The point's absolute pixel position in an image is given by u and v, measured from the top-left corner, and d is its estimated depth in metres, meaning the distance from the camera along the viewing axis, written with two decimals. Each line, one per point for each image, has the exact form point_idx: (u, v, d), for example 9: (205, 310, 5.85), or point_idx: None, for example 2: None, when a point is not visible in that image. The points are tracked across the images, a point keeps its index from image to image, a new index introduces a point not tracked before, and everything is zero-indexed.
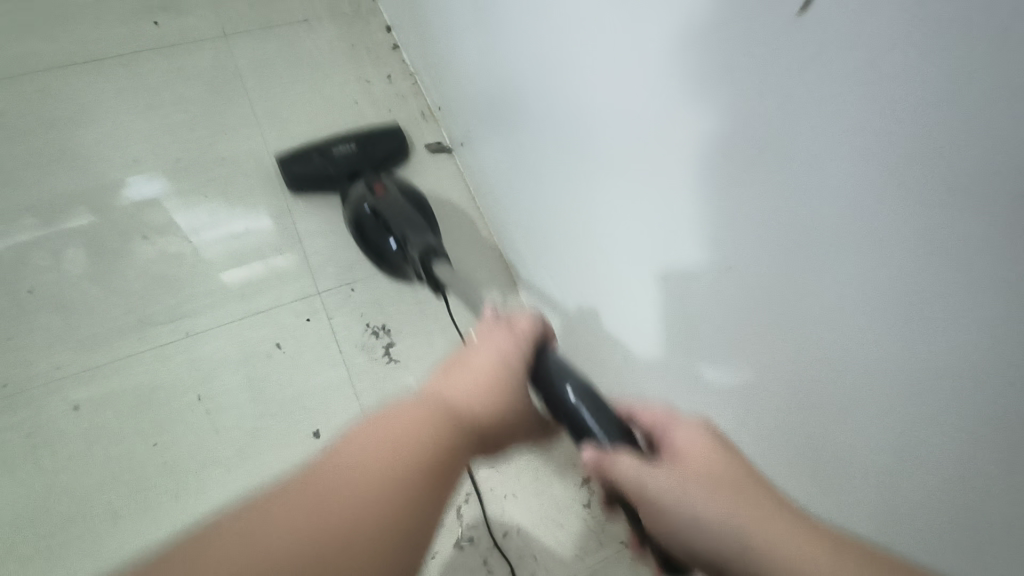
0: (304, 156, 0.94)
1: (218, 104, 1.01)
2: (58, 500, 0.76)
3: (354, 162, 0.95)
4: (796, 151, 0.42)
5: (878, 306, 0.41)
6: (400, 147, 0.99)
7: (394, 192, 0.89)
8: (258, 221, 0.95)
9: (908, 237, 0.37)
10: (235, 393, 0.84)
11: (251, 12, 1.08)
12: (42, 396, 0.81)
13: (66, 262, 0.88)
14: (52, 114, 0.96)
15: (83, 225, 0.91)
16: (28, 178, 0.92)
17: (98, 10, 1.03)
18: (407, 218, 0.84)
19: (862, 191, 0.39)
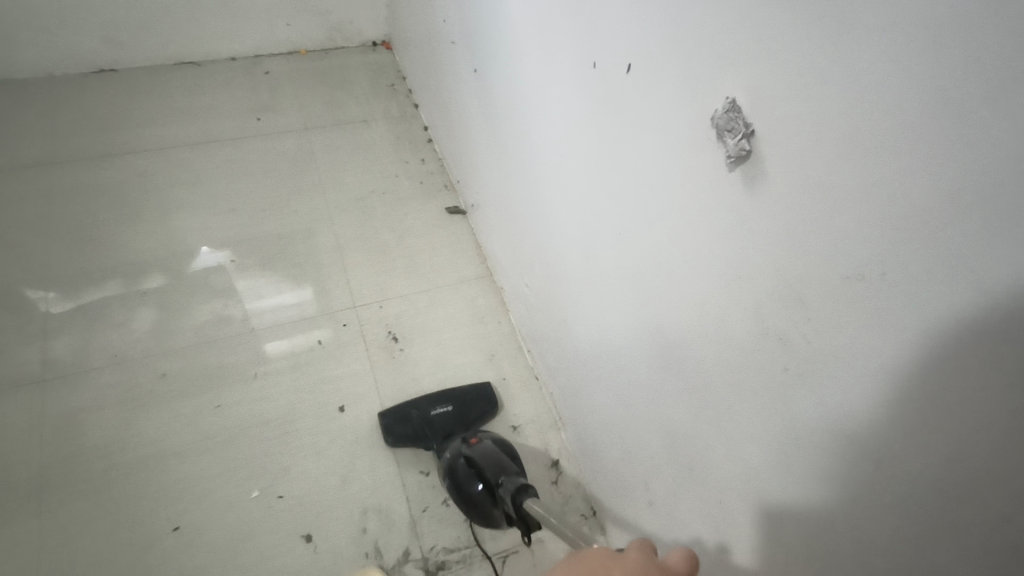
0: (405, 415, 1.01)
1: (295, 172, 1.34)
2: (141, 443, 0.98)
3: (450, 424, 1.00)
4: (637, 154, 0.63)
5: (688, 248, 0.59)
6: (490, 412, 1.04)
7: (488, 444, 0.90)
8: (300, 296, 1.17)
9: (685, 195, 0.57)
10: (280, 374, 1.08)
11: (325, 113, 1.45)
12: (138, 367, 1.06)
13: (138, 319, 1.11)
14: (148, 180, 1.29)
15: (153, 287, 1.15)
16: (123, 218, 1.23)
17: (213, 109, 1.42)
18: (500, 464, 0.83)
19: (669, 173, 0.58)
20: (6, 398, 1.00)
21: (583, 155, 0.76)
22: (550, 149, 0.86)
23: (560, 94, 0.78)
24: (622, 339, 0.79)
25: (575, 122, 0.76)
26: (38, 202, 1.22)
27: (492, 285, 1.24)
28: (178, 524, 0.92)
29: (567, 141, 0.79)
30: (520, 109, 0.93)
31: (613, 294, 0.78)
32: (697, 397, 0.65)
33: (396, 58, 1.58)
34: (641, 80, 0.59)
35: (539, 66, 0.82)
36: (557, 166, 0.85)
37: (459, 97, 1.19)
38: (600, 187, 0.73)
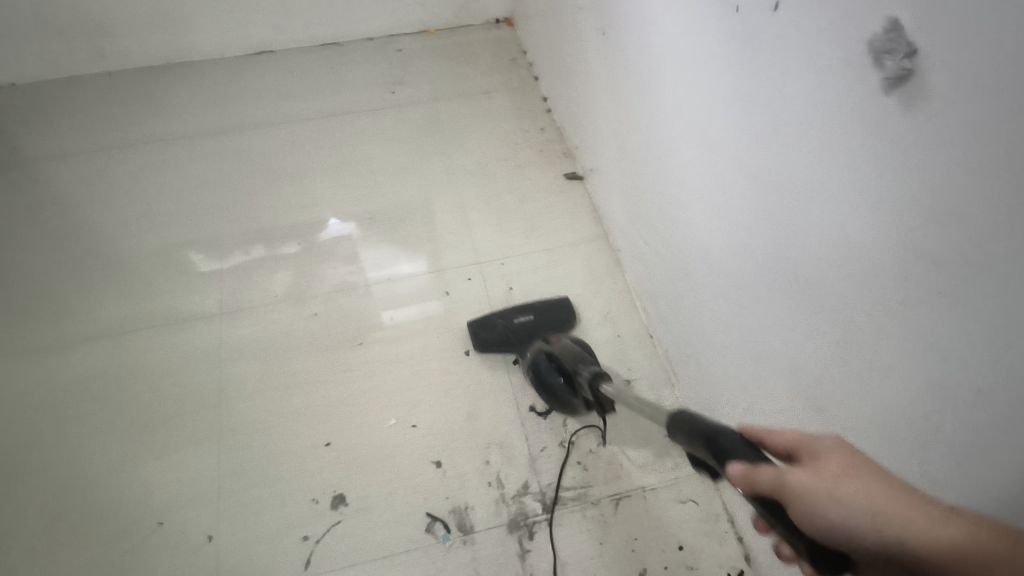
0: (491, 323, 1.12)
1: (423, 140, 1.45)
2: (292, 369, 1.11)
3: (531, 331, 1.11)
4: (784, 98, 0.65)
5: (836, 186, 0.60)
6: (568, 321, 1.14)
7: (567, 341, 1.01)
8: (417, 266, 1.26)
9: (835, 130, 0.58)
10: (413, 320, 1.18)
11: (452, 85, 1.54)
12: (291, 306, 1.20)
13: (276, 279, 1.23)
14: (298, 148, 1.44)
15: (290, 253, 1.27)
16: (278, 179, 1.39)
17: (351, 84, 1.55)
18: (578, 357, 0.95)
19: (819, 110, 0.60)
20: (188, 323, 1.16)
21: (721, 99, 0.78)
22: (681, 98, 0.88)
23: (696, 43, 0.80)
24: (753, 282, 0.80)
25: (712, 67, 0.78)
26: (211, 163, 1.40)
27: (608, 245, 1.28)
28: (329, 441, 1.04)
29: (702, 89, 0.82)
30: (648, 66, 0.96)
31: (747, 236, 0.79)
32: (835, 330, 0.66)
33: (517, 33, 1.65)
34: (794, 19, 0.61)
35: (672, 17, 0.85)
36: (687, 113, 0.87)
37: (583, 63, 1.23)
38: (739, 134, 0.76)
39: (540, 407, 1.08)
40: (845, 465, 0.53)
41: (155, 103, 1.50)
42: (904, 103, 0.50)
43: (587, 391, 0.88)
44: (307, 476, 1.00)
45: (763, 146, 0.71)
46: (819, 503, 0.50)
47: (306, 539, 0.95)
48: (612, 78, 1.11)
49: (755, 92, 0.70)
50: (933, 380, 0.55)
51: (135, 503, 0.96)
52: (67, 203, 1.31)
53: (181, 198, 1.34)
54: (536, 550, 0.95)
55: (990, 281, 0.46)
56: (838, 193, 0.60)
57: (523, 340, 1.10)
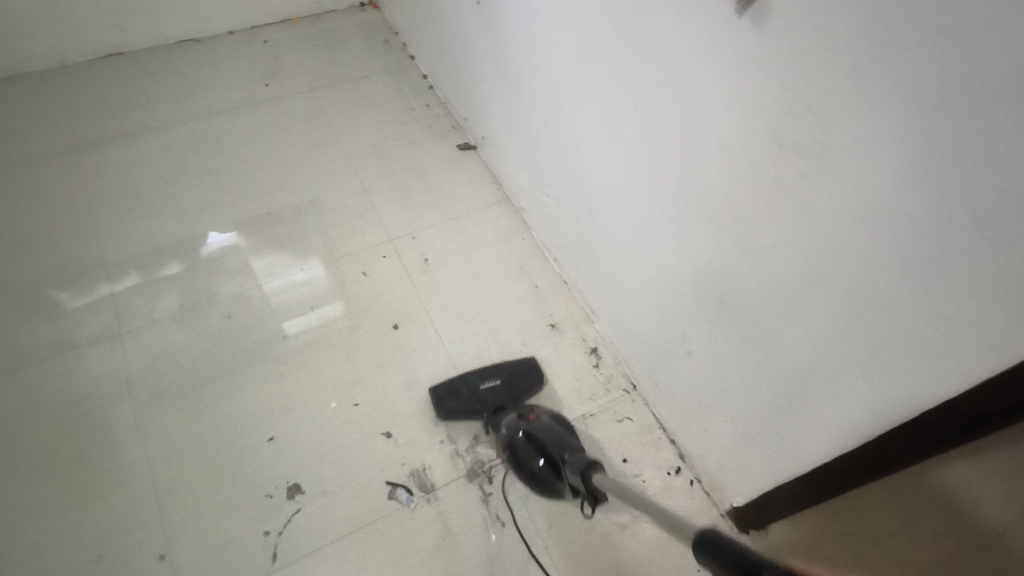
0: (456, 389, 1.05)
1: (310, 130, 1.42)
2: (221, 374, 1.09)
3: (499, 397, 1.04)
4: (653, 35, 0.75)
5: (706, 103, 0.71)
6: (537, 386, 1.08)
7: (546, 419, 0.93)
8: (310, 274, 1.22)
9: (699, 55, 0.69)
10: (335, 306, 1.18)
11: (328, 72, 1.52)
12: (203, 313, 1.16)
13: (161, 306, 1.16)
14: (174, 152, 1.36)
15: (172, 272, 1.20)
16: (159, 187, 1.31)
17: (219, 80, 1.49)
18: (559, 438, 0.87)
19: (684, 40, 0.71)
20: (90, 350, 1.09)
21: (597, 45, 0.87)
22: (561, 49, 0.97)
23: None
24: (649, 206, 0.90)
25: (587, 18, 0.87)
26: (76, 180, 1.29)
27: (511, 206, 1.34)
28: (273, 436, 1.03)
29: (580, 41, 0.90)
30: (526, 27, 1.03)
31: (638, 164, 0.89)
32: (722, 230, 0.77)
33: (385, 16, 1.66)
34: None
35: None
36: (567, 64, 0.96)
37: (459, 35, 1.28)
38: (618, 76, 0.85)
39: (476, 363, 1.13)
40: None
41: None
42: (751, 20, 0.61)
43: (576, 482, 0.77)
44: (257, 473, 0.99)
45: (641, 81, 0.81)
46: None
47: (268, 534, 0.94)
48: (491, 45, 1.17)
49: (627, 35, 0.80)
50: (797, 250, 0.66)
51: (67, 541, 0.92)
52: None
53: (48, 223, 1.23)
54: (497, 492, 1.01)
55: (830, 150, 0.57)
56: (708, 110, 0.71)
57: (492, 408, 1.03)
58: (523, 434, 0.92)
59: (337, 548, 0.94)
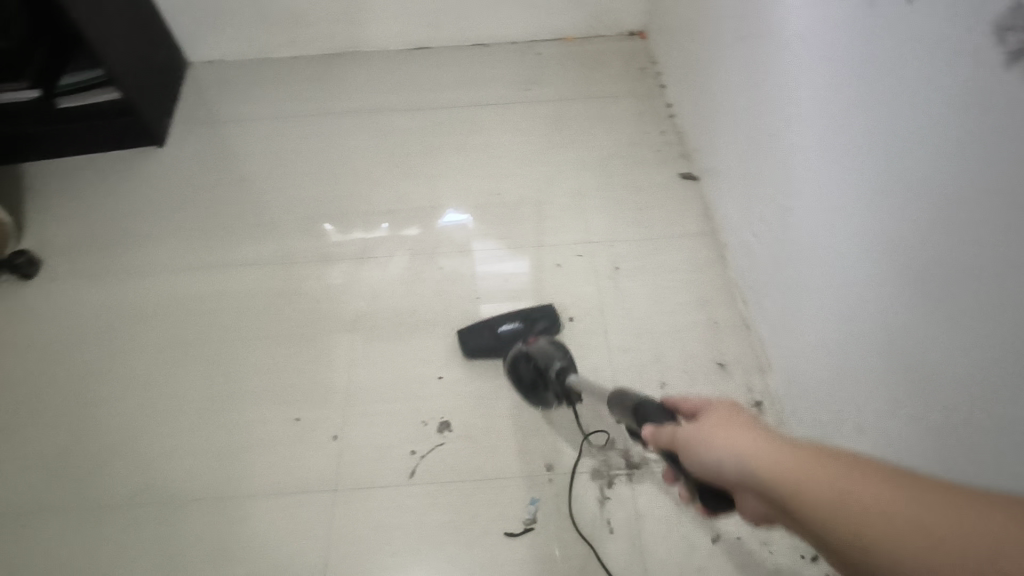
0: (478, 330, 1.17)
1: (551, 132, 1.58)
2: (419, 314, 1.28)
3: (518, 336, 1.16)
4: (905, 90, 0.72)
5: (949, 166, 0.66)
6: (555, 326, 1.19)
7: (544, 341, 1.08)
8: (519, 265, 1.34)
9: (954, 115, 0.65)
10: (525, 286, 1.31)
11: (583, 88, 1.67)
12: (422, 261, 1.37)
13: (394, 265, 1.37)
14: (441, 130, 1.62)
15: (411, 235, 1.42)
16: (421, 154, 1.57)
17: (492, 79, 1.72)
18: (550, 354, 1.04)
19: (937, 99, 0.67)
20: (336, 264, 1.37)
21: (845, 83, 0.85)
22: (806, 85, 0.95)
23: (825, 43, 0.88)
24: (862, 257, 0.84)
25: (840, 55, 0.85)
26: (368, 136, 1.62)
27: (715, 241, 1.34)
28: (442, 375, 1.19)
29: (826, 85, 0.89)
30: (776, 67, 1.03)
31: (858, 210, 0.84)
32: (945, 295, 0.69)
33: (649, 46, 1.76)
34: (918, 20, 0.69)
35: (806, 20, 0.93)
36: (809, 100, 0.95)
37: (712, 70, 1.32)
38: (856, 124, 0.83)
39: (634, 377, 1.16)
40: (725, 420, 0.61)
41: (328, 84, 1.75)
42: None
43: (558, 384, 1.01)
44: (420, 401, 1.15)
45: (882, 136, 0.77)
46: (697, 448, 0.60)
47: (412, 453, 1.09)
48: (739, 82, 1.19)
49: (877, 85, 0.77)
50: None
51: (278, 400, 1.18)
52: (251, 160, 1.59)
53: (340, 164, 1.57)
54: (614, 499, 1.03)
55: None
56: (949, 173, 0.66)
57: (510, 346, 1.15)
58: (523, 354, 1.08)
59: (462, 487, 1.05)
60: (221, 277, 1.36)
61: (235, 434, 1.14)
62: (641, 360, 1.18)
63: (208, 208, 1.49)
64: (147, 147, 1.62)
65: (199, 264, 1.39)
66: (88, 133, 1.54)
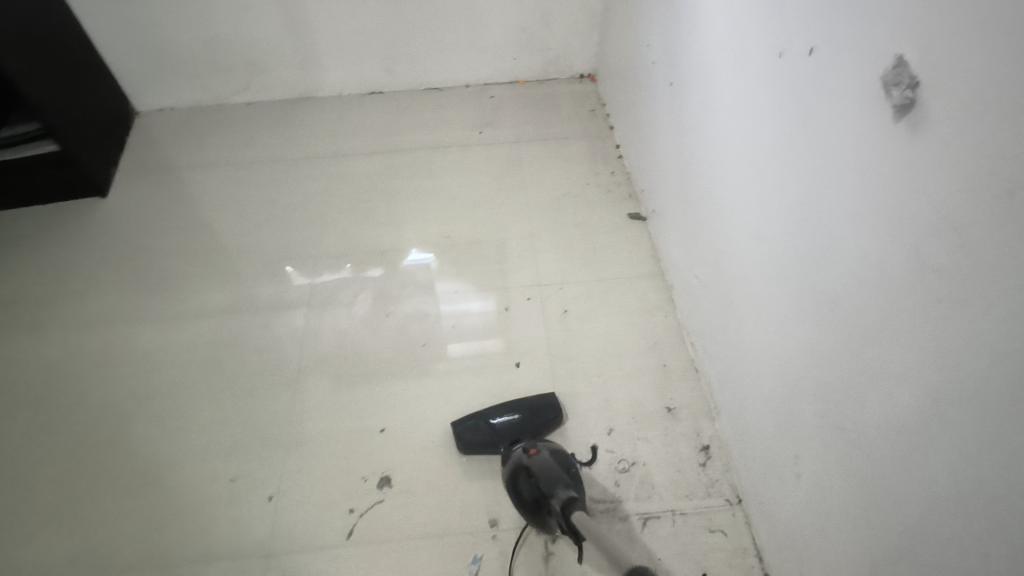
0: (475, 425, 1.09)
1: (502, 176, 1.58)
2: (363, 363, 1.25)
3: (517, 431, 1.08)
4: (815, 138, 0.74)
5: (855, 213, 0.68)
6: (557, 418, 1.11)
7: (547, 455, 0.97)
8: (485, 304, 1.32)
9: (857, 165, 0.66)
10: (473, 332, 1.28)
11: (533, 130, 1.69)
12: (369, 309, 1.34)
13: (360, 303, 1.35)
14: (392, 174, 1.62)
15: (376, 276, 1.40)
16: (372, 199, 1.56)
17: (444, 122, 1.73)
18: (554, 476, 0.91)
19: (843, 148, 0.69)
20: (285, 313, 1.34)
21: (764, 132, 0.87)
22: (732, 132, 0.97)
23: (746, 92, 0.91)
24: (789, 300, 0.85)
25: (760, 105, 0.88)
26: (319, 182, 1.61)
27: (663, 282, 1.33)
28: (384, 428, 1.15)
29: (749, 131, 0.91)
30: (707, 112, 1.05)
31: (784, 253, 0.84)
32: (860, 338, 0.69)
33: (599, 89, 1.79)
34: (823, 73, 0.71)
35: (729, 68, 0.95)
36: (735, 147, 0.97)
37: (652, 115, 1.34)
38: (775, 169, 0.84)
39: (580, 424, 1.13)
40: None
41: (279, 130, 1.75)
42: (916, 134, 0.57)
43: (560, 517, 0.86)
44: (361, 456, 1.11)
45: (798, 183, 0.79)
46: None
47: (352, 511, 1.05)
48: (675, 126, 1.21)
49: (791, 132, 0.79)
50: (941, 379, 0.58)
51: (213, 458, 1.12)
52: (200, 209, 1.56)
53: (289, 211, 1.55)
54: (559, 555, 0.99)
55: (987, 266, 0.51)
56: (857, 221, 0.67)
57: (508, 442, 1.07)
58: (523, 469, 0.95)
59: (402, 546, 1.01)
60: (162, 329, 1.32)
61: (166, 496, 1.08)
62: (587, 405, 1.15)
63: (152, 258, 1.45)
64: (90, 197, 1.59)
65: (140, 317, 1.34)
66: (27, 185, 1.51)
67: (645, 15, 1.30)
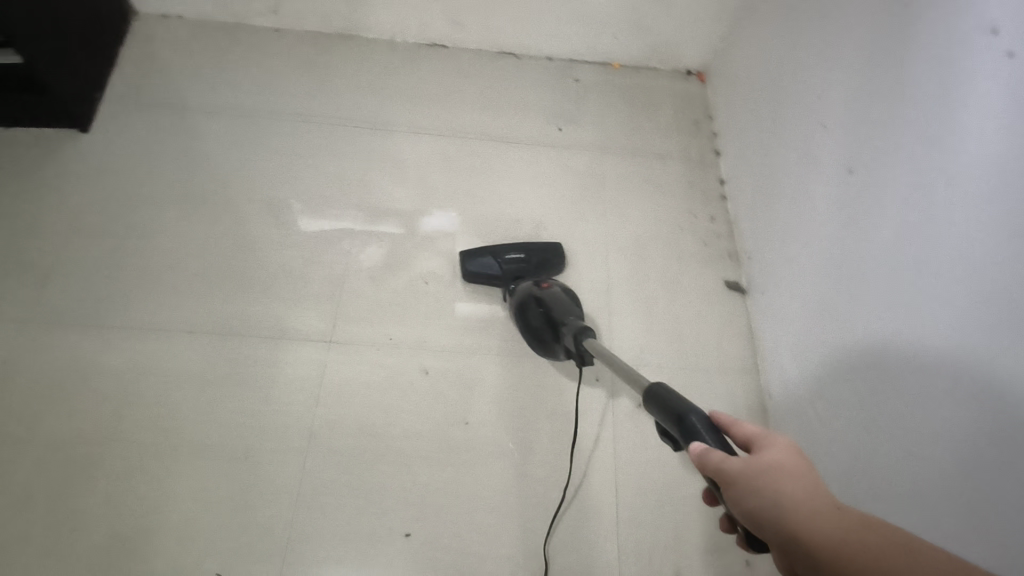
0: (483, 256, 1.13)
1: (580, 191, 1.30)
2: (393, 431, 1.03)
3: (522, 269, 1.13)
4: None
5: None
6: (559, 267, 1.16)
7: (557, 290, 1.06)
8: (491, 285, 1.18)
9: None
10: (530, 410, 1.08)
11: (623, 136, 1.38)
12: (406, 355, 1.10)
13: (368, 252, 1.19)
14: (447, 169, 1.30)
15: (389, 231, 1.22)
16: (420, 196, 1.27)
17: (517, 105, 1.40)
18: (565, 307, 1.01)
19: None
20: (304, 346, 1.09)
21: None
22: (976, 291, 0.69)
23: (1003, 295, 0.66)
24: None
25: None
26: (355, 160, 1.29)
27: (757, 383, 1.12)
28: (409, 531, 0.97)
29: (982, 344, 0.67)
30: (910, 259, 0.80)
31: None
32: None
33: (708, 92, 1.47)
34: None
35: (986, 228, 0.68)
36: (973, 314, 0.69)
37: (795, 187, 1.07)
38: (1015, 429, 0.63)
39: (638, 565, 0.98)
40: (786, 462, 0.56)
41: (312, 76, 1.40)
42: None
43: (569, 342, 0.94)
44: (378, 564, 0.94)
45: None
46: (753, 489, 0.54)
47: None
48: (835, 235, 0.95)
49: None
50: None
51: (209, 540, 0.94)
52: (205, 174, 1.25)
53: (317, 191, 1.25)
54: None
55: None
56: None
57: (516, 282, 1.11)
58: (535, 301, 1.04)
59: None
60: (154, 343, 1.07)
61: None
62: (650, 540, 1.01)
63: (143, 236, 1.17)
64: (63, 128, 1.26)
65: (125, 318, 1.09)
66: None
67: (832, 53, 0.98)
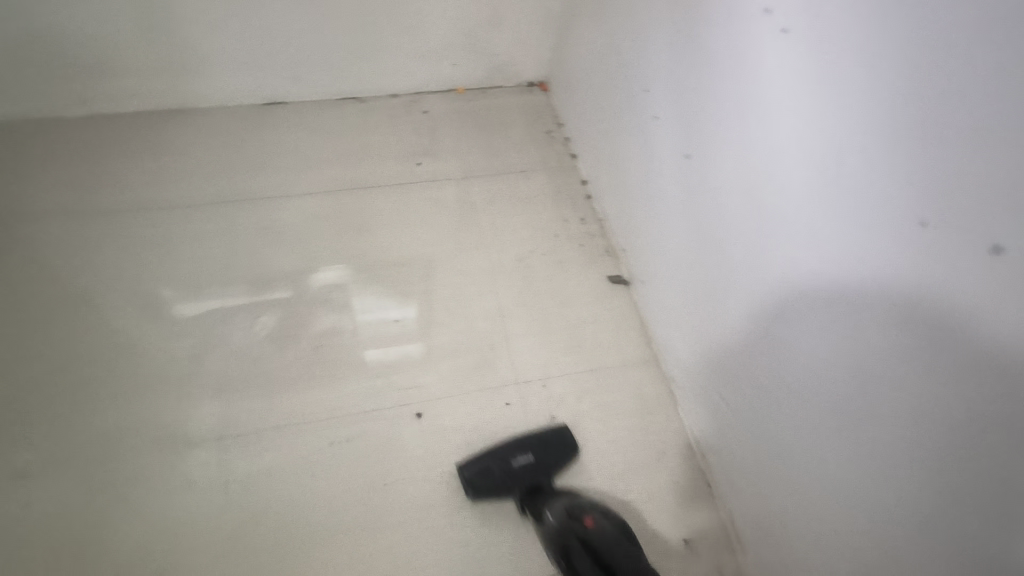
0: (483, 467, 0.98)
1: (453, 222, 1.29)
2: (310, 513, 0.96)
3: (535, 475, 0.98)
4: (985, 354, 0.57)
5: None
6: (570, 455, 1.03)
7: (602, 518, 0.88)
8: (405, 313, 1.16)
9: None
10: (447, 453, 1.03)
11: (483, 159, 1.39)
12: (309, 431, 1.02)
13: (261, 322, 1.13)
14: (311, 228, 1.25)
15: (281, 298, 1.16)
16: (289, 260, 1.20)
17: (371, 148, 1.38)
18: (617, 546, 0.83)
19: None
20: (192, 450, 0.99)
21: (875, 270, 0.67)
22: (815, 236, 0.75)
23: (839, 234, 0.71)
24: None
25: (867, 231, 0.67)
26: (210, 239, 1.21)
27: (659, 369, 1.16)
28: None
29: (837, 279, 0.72)
30: (757, 220, 0.85)
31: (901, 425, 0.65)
32: None
33: (553, 102, 1.52)
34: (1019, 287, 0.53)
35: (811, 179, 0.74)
36: (819, 265, 0.75)
37: (647, 176, 1.12)
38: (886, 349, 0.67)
39: None
40: None
41: (144, 159, 1.29)
42: None
43: None
44: None
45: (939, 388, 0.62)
46: None
47: None
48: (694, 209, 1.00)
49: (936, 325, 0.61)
50: None
51: None
52: (37, 289, 1.11)
53: (176, 281, 1.15)
54: None
55: None
56: None
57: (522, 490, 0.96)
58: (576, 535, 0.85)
59: None
60: (11, 493, 0.93)
61: None
62: None
63: None
64: None
65: None
66: None
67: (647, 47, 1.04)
